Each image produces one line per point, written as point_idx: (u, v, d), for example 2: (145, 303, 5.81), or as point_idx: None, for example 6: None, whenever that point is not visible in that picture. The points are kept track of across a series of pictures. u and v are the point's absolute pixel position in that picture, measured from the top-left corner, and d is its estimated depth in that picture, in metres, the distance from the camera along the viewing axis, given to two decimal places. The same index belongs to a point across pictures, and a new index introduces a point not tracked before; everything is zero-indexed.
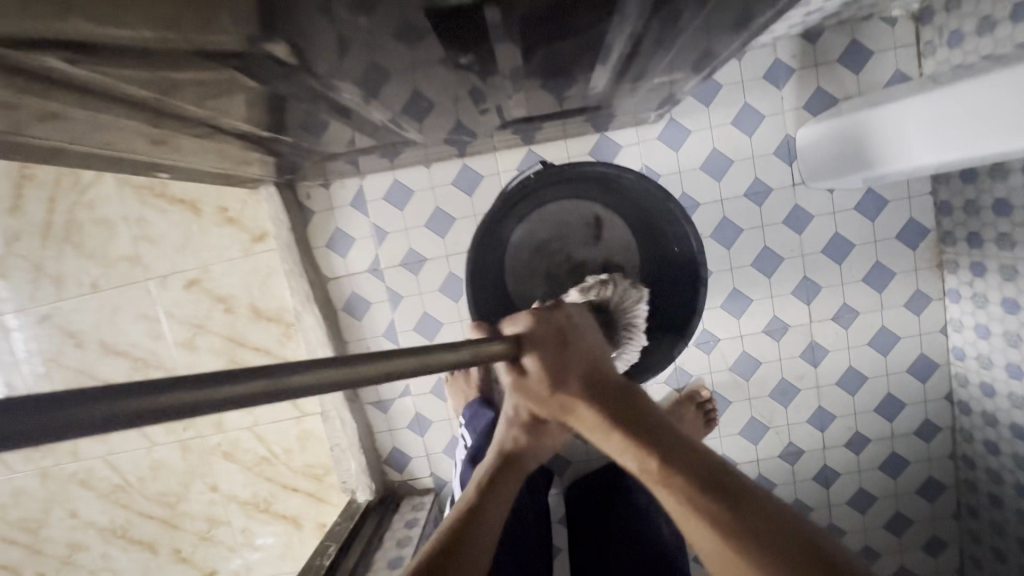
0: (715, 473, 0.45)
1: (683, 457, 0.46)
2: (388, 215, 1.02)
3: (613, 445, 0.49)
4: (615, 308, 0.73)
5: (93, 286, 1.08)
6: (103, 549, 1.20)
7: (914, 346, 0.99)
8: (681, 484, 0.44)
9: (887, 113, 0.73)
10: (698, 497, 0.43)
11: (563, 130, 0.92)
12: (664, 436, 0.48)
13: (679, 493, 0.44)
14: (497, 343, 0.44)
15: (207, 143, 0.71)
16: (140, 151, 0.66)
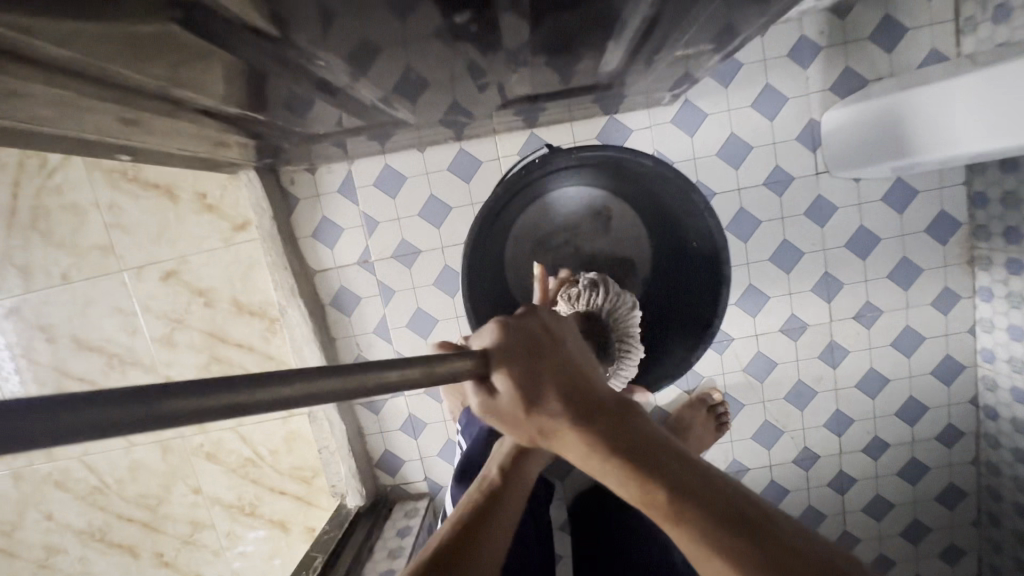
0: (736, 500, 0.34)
1: (695, 482, 0.35)
2: (378, 203, 0.95)
3: (604, 479, 0.37)
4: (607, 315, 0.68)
5: (62, 277, 1.00)
6: (81, 553, 1.14)
7: (939, 347, 0.93)
8: (697, 521, 0.33)
9: (925, 94, 0.67)
10: (720, 533, 0.33)
11: (569, 113, 0.86)
12: (670, 460, 0.36)
13: (694, 532, 0.33)
14: (460, 360, 0.34)
15: (179, 125, 0.64)
16: (106, 133, 0.58)
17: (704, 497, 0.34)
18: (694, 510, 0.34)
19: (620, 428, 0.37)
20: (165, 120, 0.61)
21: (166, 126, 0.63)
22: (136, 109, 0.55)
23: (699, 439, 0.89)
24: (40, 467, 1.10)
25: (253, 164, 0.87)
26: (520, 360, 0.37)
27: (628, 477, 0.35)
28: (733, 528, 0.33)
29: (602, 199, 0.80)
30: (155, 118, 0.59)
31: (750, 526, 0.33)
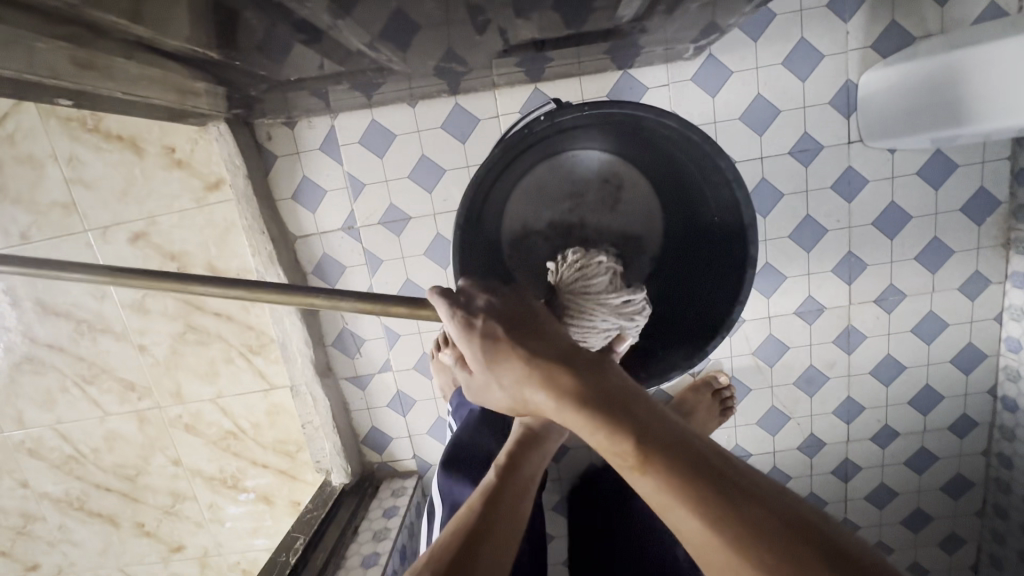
0: (709, 457, 0.34)
1: (665, 436, 0.35)
2: (364, 163, 0.86)
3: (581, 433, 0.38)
4: (560, 283, 0.58)
5: (22, 236, 0.92)
6: (60, 521, 1.10)
7: (963, 334, 0.87)
8: (661, 467, 0.33)
9: (1007, 51, 0.56)
10: (683, 479, 0.32)
11: (578, 65, 0.78)
12: (642, 412, 0.36)
13: (660, 478, 0.33)
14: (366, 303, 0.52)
15: (141, 70, 0.56)
16: (55, 74, 0.49)
17: (674, 450, 0.34)
18: (660, 463, 0.33)
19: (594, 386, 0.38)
20: (127, 63, 0.53)
21: (128, 71, 0.54)
22: (88, 47, 0.47)
23: (701, 426, 0.84)
24: (12, 436, 1.04)
25: (225, 114, 0.78)
26: (494, 328, 0.43)
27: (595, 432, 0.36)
28: (698, 480, 0.32)
29: (611, 167, 0.74)
30: (115, 61, 0.51)
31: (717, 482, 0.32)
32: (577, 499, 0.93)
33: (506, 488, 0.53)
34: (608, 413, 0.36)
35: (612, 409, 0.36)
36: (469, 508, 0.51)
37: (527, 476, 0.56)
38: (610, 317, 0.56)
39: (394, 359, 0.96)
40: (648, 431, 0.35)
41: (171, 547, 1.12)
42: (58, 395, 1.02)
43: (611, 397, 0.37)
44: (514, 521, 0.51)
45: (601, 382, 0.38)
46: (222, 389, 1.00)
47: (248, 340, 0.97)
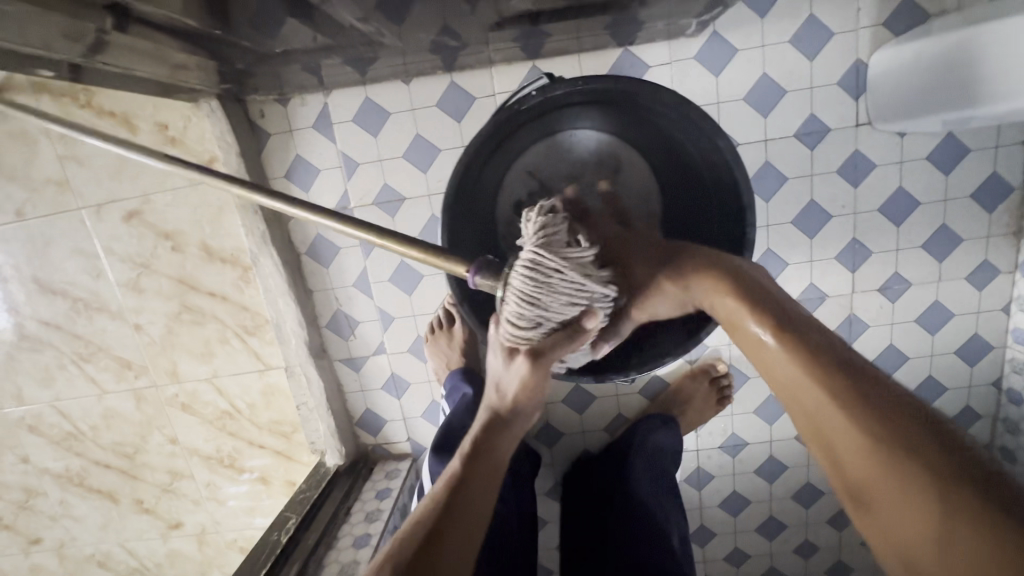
0: (852, 363, 0.42)
1: (811, 333, 0.45)
2: (357, 142, 0.84)
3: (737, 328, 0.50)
4: (549, 239, 0.47)
5: (17, 213, 0.92)
6: (61, 497, 1.12)
7: (969, 325, 0.85)
8: (799, 351, 0.44)
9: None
10: (816, 364, 0.43)
11: (577, 41, 0.76)
12: (798, 324, 0.46)
13: (793, 356, 0.44)
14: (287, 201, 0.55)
15: (131, 45, 0.55)
16: (53, 49, 0.48)
17: (816, 348, 0.44)
18: (806, 351, 0.44)
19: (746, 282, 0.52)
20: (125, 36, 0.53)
21: (124, 47, 0.54)
22: (81, 19, 0.46)
23: (699, 412, 0.89)
24: (12, 412, 1.05)
25: (215, 90, 0.76)
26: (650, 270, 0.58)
27: (756, 321, 0.48)
28: (840, 370, 0.42)
29: (609, 148, 0.71)
30: (105, 35, 0.50)
31: (855, 375, 0.41)
32: (570, 492, 0.92)
33: (473, 479, 0.54)
34: (758, 306, 0.49)
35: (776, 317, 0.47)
36: (434, 498, 0.53)
37: (495, 464, 0.56)
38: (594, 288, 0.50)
39: (388, 341, 0.95)
40: (797, 327, 0.46)
41: (170, 524, 1.13)
42: (56, 373, 1.02)
43: (774, 312, 0.48)
44: (480, 509, 0.54)
45: (764, 294, 0.51)
46: (217, 369, 1.00)
47: (243, 321, 0.96)
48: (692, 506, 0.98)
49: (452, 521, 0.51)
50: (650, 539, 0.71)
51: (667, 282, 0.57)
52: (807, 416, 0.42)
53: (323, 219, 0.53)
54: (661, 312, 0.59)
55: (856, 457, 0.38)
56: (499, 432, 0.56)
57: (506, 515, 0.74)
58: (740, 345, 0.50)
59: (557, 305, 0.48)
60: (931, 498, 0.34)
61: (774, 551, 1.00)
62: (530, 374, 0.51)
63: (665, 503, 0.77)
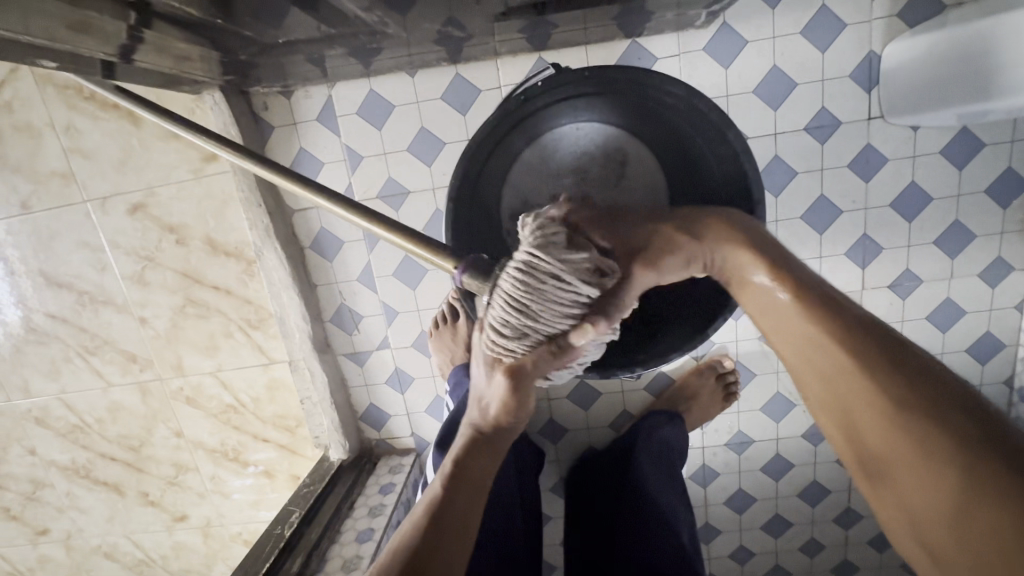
0: (878, 335, 0.41)
1: (833, 297, 0.44)
2: (361, 134, 0.83)
3: (755, 291, 0.48)
4: (545, 245, 0.45)
5: (23, 206, 0.92)
6: (67, 488, 1.13)
7: (980, 323, 0.84)
8: (820, 319, 0.43)
9: None
10: (838, 332, 0.42)
11: (583, 31, 0.74)
12: (820, 291, 0.45)
13: (816, 322, 0.43)
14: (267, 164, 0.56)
15: (135, 36, 0.55)
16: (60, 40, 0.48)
17: (840, 316, 0.43)
18: (828, 318, 0.43)
19: (760, 239, 0.50)
20: (118, 21, 0.51)
21: (121, 35, 0.53)
22: (79, 5, 0.46)
23: (704, 409, 0.88)
24: (19, 404, 1.06)
25: (218, 81, 0.76)
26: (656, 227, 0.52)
27: (773, 284, 0.46)
28: (862, 341, 0.41)
29: (615, 141, 0.70)
30: (106, 23, 0.50)
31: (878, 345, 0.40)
32: (575, 495, 0.90)
33: (455, 501, 0.54)
34: (777, 267, 0.47)
35: (797, 283, 0.46)
36: (416, 524, 0.52)
37: (478, 482, 0.56)
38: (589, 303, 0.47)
39: (392, 336, 0.95)
40: (819, 291, 0.45)
41: (175, 516, 1.14)
42: (62, 366, 1.03)
43: (797, 278, 0.46)
44: (462, 535, 0.53)
45: (785, 255, 0.48)
46: (222, 363, 1.00)
47: (247, 315, 0.96)
48: (697, 503, 0.98)
49: (436, 548, 0.50)
50: (660, 540, 0.70)
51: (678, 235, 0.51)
52: (825, 385, 0.43)
53: (334, 204, 0.53)
54: (671, 274, 0.52)
55: (874, 425, 0.39)
56: (482, 449, 0.57)
57: (512, 513, 0.73)
58: (752, 309, 0.49)
59: (546, 317, 0.46)
60: (951, 474, 0.34)
61: (779, 549, 1.00)
62: (508, 387, 0.51)
63: (673, 501, 0.75)
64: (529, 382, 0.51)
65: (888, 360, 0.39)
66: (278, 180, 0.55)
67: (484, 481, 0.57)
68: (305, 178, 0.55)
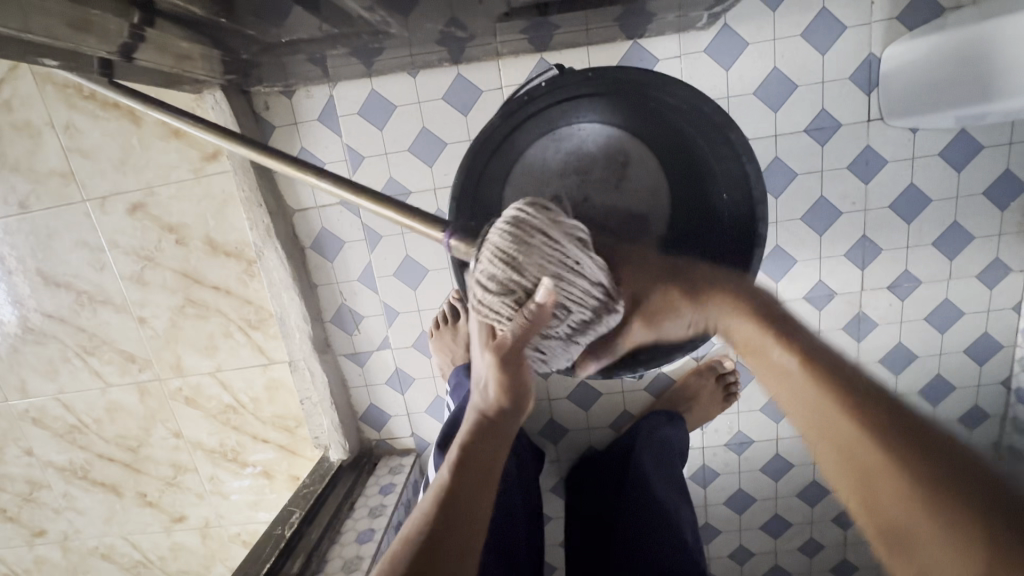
0: (884, 400, 0.39)
1: (844, 366, 0.42)
2: (363, 134, 0.83)
3: (759, 358, 0.47)
4: (539, 210, 0.48)
5: (21, 205, 0.92)
6: (65, 490, 1.12)
7: (979, 324, 0.84)
8: (821, 382, 0.41)
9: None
10: (840, 394, 0.40)
11: (585, 32, 0.74)
12: (824, 358, 0.43)
13: (813, 384, 0.41)
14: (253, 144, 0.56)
15: (136, 34, 0.55)
16: (62, 39, 0.48)
17: (841, 380, 0.41)
18: (830, 381, 0.41)
19: (769, 311, 0.49)
20: (119, 19, 0.51)
21: (121, 34, 0.53)
22: (79, 2, 0.46)
23: (704, 408, 0.88)
24: (16, 405, 1.05)
25: (219, 81, 0.75)
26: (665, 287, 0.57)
27: (782, 351, 0.45)
28: (876, 409, 0.38)
29: (618, 142, 0.70)
30: (108, 22, 0.50)
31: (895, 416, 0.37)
32: (578, 500, 0.89)
33: (465, 482, 0.52)
34: (785, 335, 0.46)
35: (797, 348, 0.44)
36: (427, 509, 0.50)
37: (487, 467, 0.54)
38: (571, 271, 0.48)
39: (393, 336, 0.95)
40: (825, 359, 0.43)
41: (173, 517, 1.13)
42: (60, 366, 1.02)
43: (799, 344, 0.45)
44: (476, 517, 0.51)
45: (793, 326, 0.47)
46: (221, 364, 1.00)
47: (247, 315, 0.96)
48: (697, 504, 0.98)
49: (449, 529, 0.48)
50: (664, 543, 0.68)
51: (684, 298, 0.56)
52: (837, 453, 0.38)
53: (347, 192, 0.53)
54: (671, 329, 0.59)
55: (885, 497, 0.34)
56: (490, 432, 0.56)
57: (512, 512, 0.74)
58: (761, 377, 0.47)
59: (531, 270, 0.47)
60: (972, 554, 0.28)
61: (778, 549, 1.00)
62: (493, 361, 0.51)
63: (675, 502, 0.75)
64: (518, 351, 0.50)
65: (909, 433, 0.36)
66: (289, 171, 0.55)
67: (493, 467, 0.55)
68: (315, 167, 0.55)
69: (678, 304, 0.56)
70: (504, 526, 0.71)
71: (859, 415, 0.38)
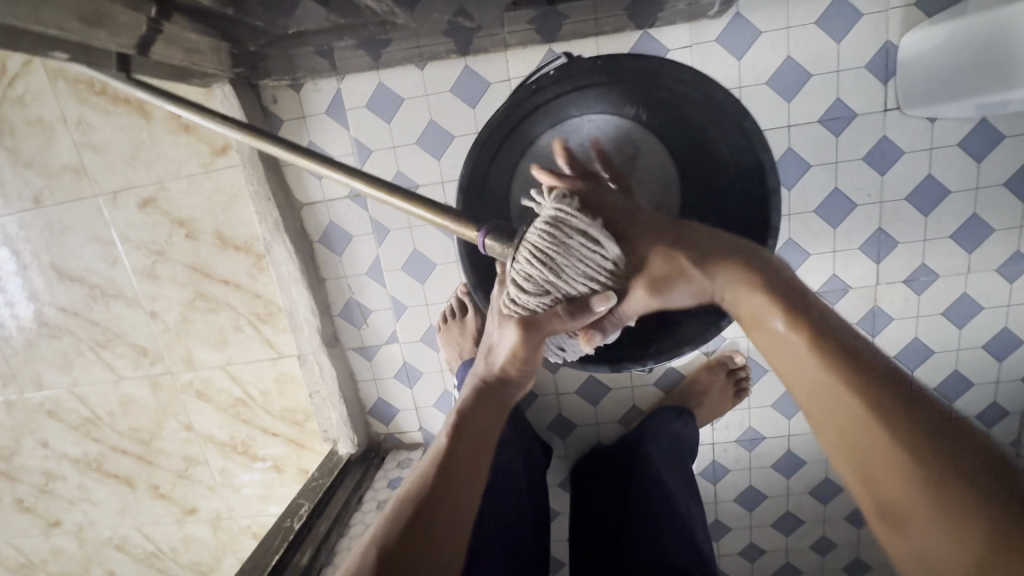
0: (879, 366, 0.41)
1: (848, 343, 0.43)
2: (371, 128, 0.83)
3: (762, 323, 0.47)
4: (577, 210, 0.47)
5: (35, 200, 0.93)
6: (79, 481, 1.14)
7: (998, 319, 0.82)
8: (826, 347, 0.42)
9: None
10: (839, 359, 0.42)
11: (595, 22, 0.73)
12: (818, 318, 0.45)
13: (816, 348, 0.43)
14: (266, 137, 0.56)
15: (153, 28, 0.56)
16: (75, 32, 0.49)
17: (839, 344, 0.43)
18: (830, 346, 0.43)
19: (775, 282, 0.48)
20: (132, 11, 0.52)
21: (140, 28, 0.54)
22: None
23: (715, 405, 0.88)
24: (31, 397, 1.07)
25: (228, 74, 0.75)
26: (676, 257, 0.49)
27: (789, 330, 0.44)
28: (878, 386, 0.39)
29: (626, 134, 0.67)
30: (119, 13, 0.51)
31: (891, 390, 0.39)
32: (582, 498, 0.88)
33: (460, 446, 0.54)
34: (791, 311, 0.45)
35: (796, 309, 0.45)
36: (424, 470, 0.52)
37: (483, 440, 0.56)
38: (608, 270, 0.48)
39: (400, 330, 0.94)
40: (821, 321, 0.44)
41: (185, 510, 1.14)
42: (73, 359, 1.03)
43: (795, 301, 0.46)
44: (470, 479, 0.53)
45: (793, 290, 0.48)
46: (231, 357, 1.00)
47: (257, 309, 0.96)
48: (706, 500, 0.97)
49: (441, 487, 0.50)
50: (673, 539, 0.68)
51: (692, 267, 0.49)
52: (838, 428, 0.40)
53: (362, 181, 0.53)
54: (676, 299, 0.53)
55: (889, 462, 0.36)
56: (489, 399, 0.58)
57: (520, 506, 0.74)
58: (766, 352, 0.47)
59: (569, 275, 0.48)
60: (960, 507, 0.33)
61: (790, 547, 0.98)
62: (518, 339, 0.53)
63: (686, 498, 0.74)
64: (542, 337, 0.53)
65: (906, 404, 0.38)
66: (302, 161, 0.54)
67: (490, 431, 0.57)
68: (329, 158, 0.54)
69: (696, 275, 0.49)
70: (509, 517, 0.71)
71: (856, 378, 0.40)
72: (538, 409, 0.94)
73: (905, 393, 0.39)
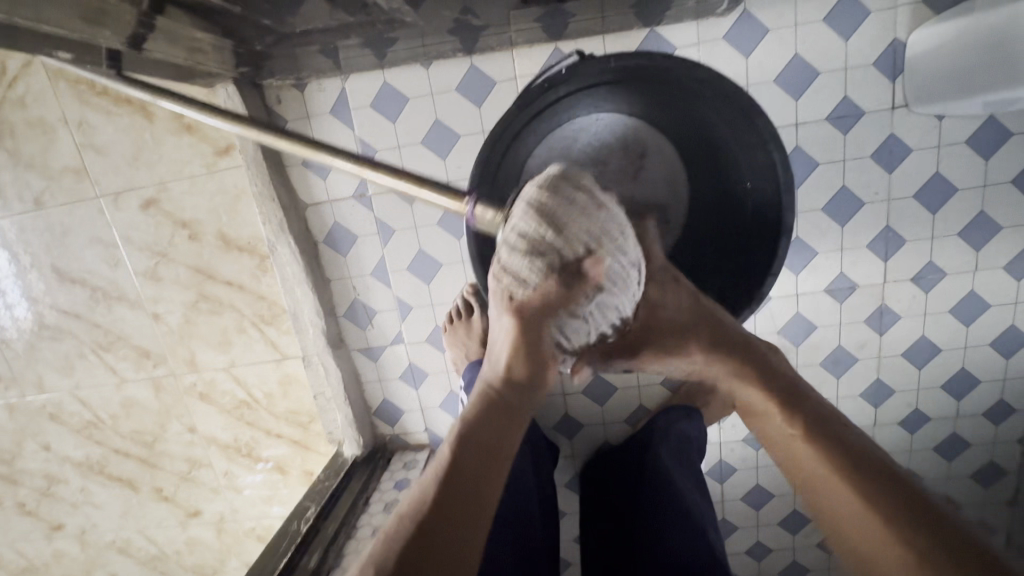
0: (879, 463, 0.41)
1: (841, 432, 0.44)
2: (376, 127, 0.82)
3: (763, 417, 0.48)
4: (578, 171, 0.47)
5: (36, 202, 0.92)
6: (82, 484, 1.13)
7: (1005, 316, 0.82)
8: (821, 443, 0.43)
9: None
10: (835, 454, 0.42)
11: (602, 19, 0.73)
12: (815, 412, 0.46)
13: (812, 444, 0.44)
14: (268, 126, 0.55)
15: (145, 23, 0.54)
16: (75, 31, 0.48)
17: (836, 439, 0.43)
18: (825, 440, 0.43)
19: (770, 376, 0.50)
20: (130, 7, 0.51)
21: (130, 23, 0.53)
22: None
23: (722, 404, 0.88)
24: (33, 400, 1.06)
25: (232, 73, 0.75)
26: (686, 336, 0.54)
27: (784, 419, 0.46)
28: (871, 478, 0.40)
29: (635, 132, 0.67)
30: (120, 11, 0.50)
31: (886, 483, 0.40)
32: (591, 501, 0.88)
33: (463, 463, 0.47)
34: (788, 405, 0.47)
35: (790, 402, 0.47)
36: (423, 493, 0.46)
37: (493, 450, 0.48)
38: (607, 234, 0.47)
39: (406, 331, 0.94)
40: (817, 415, 0.46)
41: (188, 512, 1.14)
42: (76, 362, 1.03)
43: (791, 394, 0.48)
44: (474, 503, 0.45)
45: (792, 386, 0.49)
46: (235, 359, 1.00)
47: (261, 311, 0.96)
48: (713, 499, 0.97)
49: (441, 516, 0.44)
50: (683, 538, 0.66)
51: (692, 343, 0.54)
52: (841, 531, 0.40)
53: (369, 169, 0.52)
54: (670, 366, 0.58)
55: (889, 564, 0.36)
56: (498, 410, 0.50)
57: (529, 508, 0.73)
58: (767, 441, 0.49)
59: (567, 234, 0.46)
60: None
61: (797, 546, 0.98)
62: (514, 328, 0.47)
63: (694, 496, 0.74)
64: (540, 327, 0.48)
65: (902, 500, 0.38)
66: (311, 155, 0.54)
67: (500, 445, 0.49)
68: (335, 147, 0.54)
69: (693, 348, 0.54)
70: (520, 520, 0.70)
71: (852, 475, 0.41)
72: (545, 410, 0.94)
73: (902, 494, 0.39)
